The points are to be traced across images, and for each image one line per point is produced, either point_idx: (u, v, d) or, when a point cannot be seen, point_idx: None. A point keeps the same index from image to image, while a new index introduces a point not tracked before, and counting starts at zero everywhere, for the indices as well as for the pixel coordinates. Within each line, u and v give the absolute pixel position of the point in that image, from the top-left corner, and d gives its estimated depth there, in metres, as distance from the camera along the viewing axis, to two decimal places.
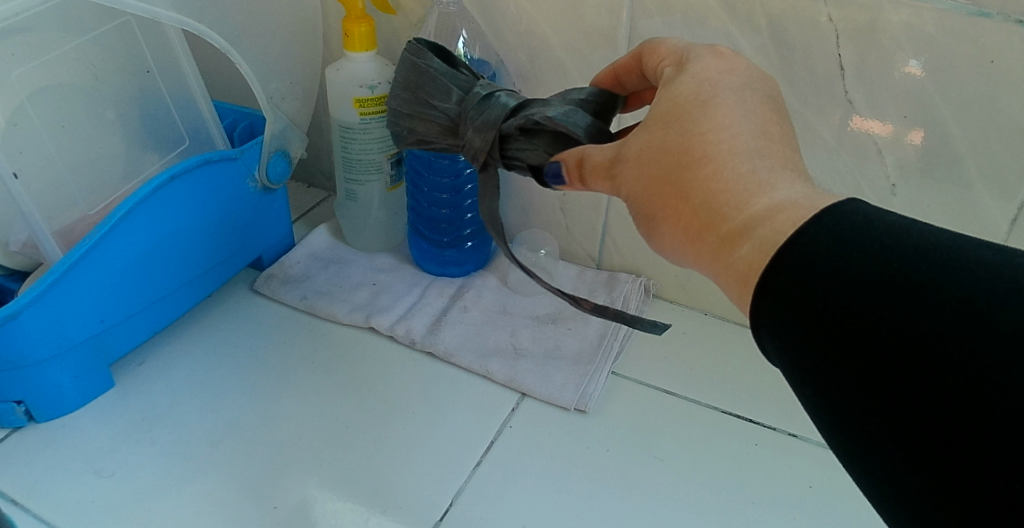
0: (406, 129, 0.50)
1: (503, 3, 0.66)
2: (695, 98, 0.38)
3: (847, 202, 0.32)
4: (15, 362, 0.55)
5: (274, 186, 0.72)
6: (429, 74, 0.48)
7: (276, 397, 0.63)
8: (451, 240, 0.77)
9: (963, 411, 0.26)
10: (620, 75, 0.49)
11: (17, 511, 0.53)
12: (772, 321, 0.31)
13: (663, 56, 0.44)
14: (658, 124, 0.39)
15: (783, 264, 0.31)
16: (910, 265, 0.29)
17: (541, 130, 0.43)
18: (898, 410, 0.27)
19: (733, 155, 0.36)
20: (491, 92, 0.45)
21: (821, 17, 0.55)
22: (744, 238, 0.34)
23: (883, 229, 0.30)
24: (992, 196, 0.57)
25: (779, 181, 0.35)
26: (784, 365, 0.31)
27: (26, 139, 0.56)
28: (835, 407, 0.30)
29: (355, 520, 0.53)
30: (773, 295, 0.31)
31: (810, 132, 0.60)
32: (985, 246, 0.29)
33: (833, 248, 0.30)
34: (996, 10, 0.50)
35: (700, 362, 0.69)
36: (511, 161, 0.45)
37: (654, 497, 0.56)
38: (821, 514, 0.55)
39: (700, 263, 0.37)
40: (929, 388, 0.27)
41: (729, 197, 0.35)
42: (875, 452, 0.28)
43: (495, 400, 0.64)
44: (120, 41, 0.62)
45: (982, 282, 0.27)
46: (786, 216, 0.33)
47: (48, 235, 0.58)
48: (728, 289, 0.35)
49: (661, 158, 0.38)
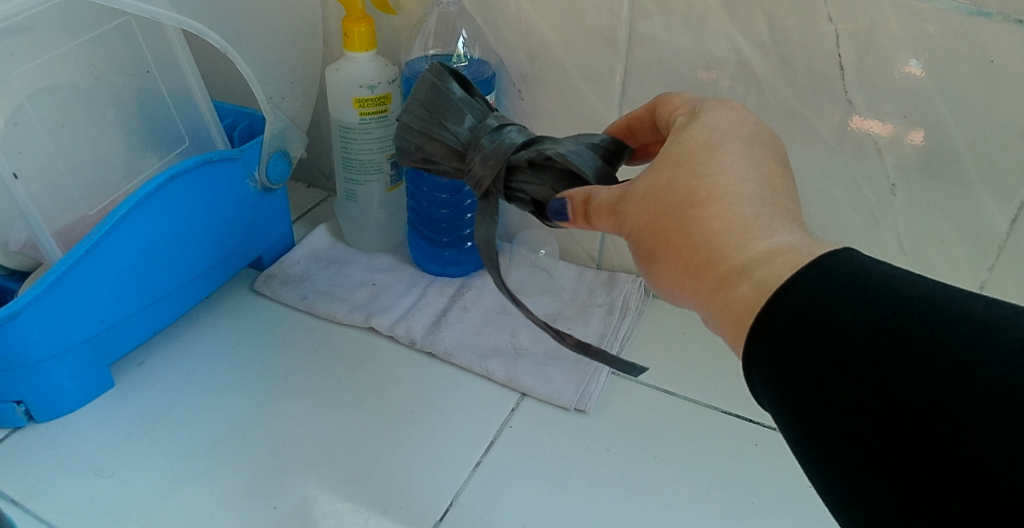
0: (414, 146, 0.49)
1: (503, 5, 0.66)
2: (704, 143, 0.38)
3: (843, 251, 0.32)
4: (15, 362, 0.55)
5: (274, 186, 0.72)
6: (446, 96, 0.47)
7: (276, 396, 0.63)
8: (451, 240, 0.77)
9: (953, 462, 0.26)
10: (633, 126, 0.49)
11: (16, 510, 0.53)
12: (764, 360, 0.31)
13: (676, 107, 0.44)
14: (666, 163, 0.39)
15: (778, 309, 0.31)
16: (902, 313, 0.29)
17: (550, 165, 0.44)
18: (888, 457, 0.27)
19: (738, 199, 0.36)
20: (502, 125, 0.45)
21: (822, 17, 0.55)
22: (742, 277, 0.34)
23: (877, 277, 0.30)
24: (992, 196, 0.57)
25: (780, 227, 0.35)
26: (774, 407, 0.31)
27: (25, 139, 0.56)
28: (823, 453, 0.29)
29: (354, 520, 0.53)
30: (766, 335, 0.31)
31: (810, 131, 0.60)
32: (976, 297, 0.29)
33: (827, 293, 0.30)
34: (996, 10, 0.50)
35: (700, 362, 0.69)
36: (513, 192, 0.44)
37: (654, 495, 0.56)
38: (821, 512, 0.55)
39: (697, 301, 0.37)
40: (919, 436, 0.27)
41: (730, 237, 0.35)
42: (863, 500, 0.28)
43: (495, 400, 0.64)
44: (120, 41, 0.62)
45: (973, 334, 0.27)
46: (785, 260, 0.33)
47: (48, 235, 0.58)
48: (722, 328, 0.35)
49: (667, 196, 0.38)
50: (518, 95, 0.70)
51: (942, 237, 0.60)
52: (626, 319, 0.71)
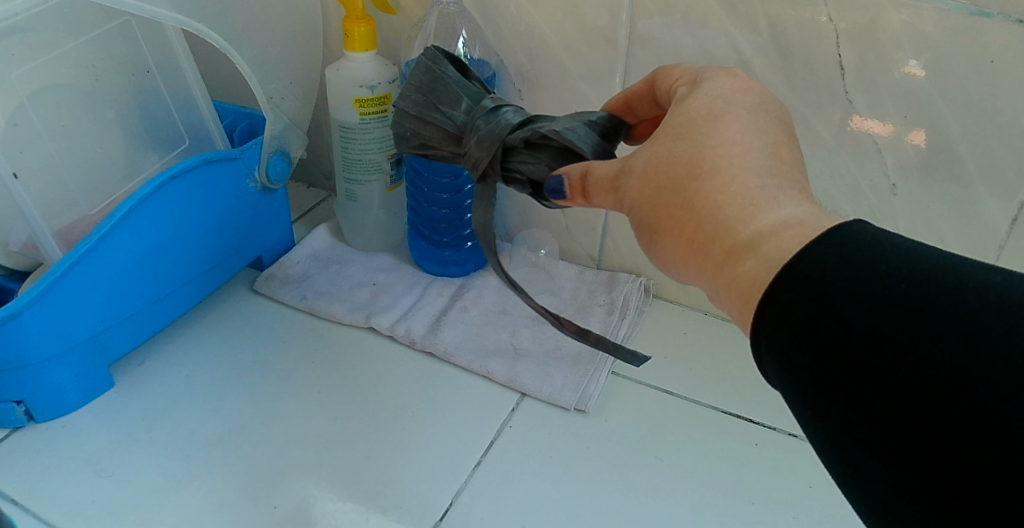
0: (410, 131, 0.49)
1: (503, 4, 0.66)
2: (707, 113, 0.39)
3: (853, 223, 0.32)
4: (16, 362, 0.55)
5: (274, 186, 0.72)
6: (443, 80, 0.48)
7: (274, 397, 0.63)
8: (451, 240, 0.77)
9: (969, 438, 0.26)
10: (632, 101, 0.49)
11: (16, 511, 0.53)
12: (772, 339, 0.31)
13: (676, 79, 0.45)
14: (668, 137, 0.39)
15: (786, 284, 0.31)
16: (916, 286, 0.28)
17: (546, 144, 0.44)
18: (898, 434, 0.27)
19: (743, 171, 0.36)
20: (498, 106, 0.46)
21: (821, 17, 0.55)
22: (748, 252, 0.34)
23: (889, 249, 0.30)
24: (992, 196, 0.57)
25: (785, 200, 0.35)
26: (782, 384, 0.31)
27: (26, 139, 0.56)
28: (831, 426, 0.29)
29: (355, 520, 0.53)
30: (775, 308, 0.31)
31: (809, 132, 0.60)
32: (992, 269, 0.29)
33: (838, 267, 0.30)
34: (996, 10, 0.50)
35: (700, 363, 0.68)
36: (510, 174, 0.45)
37: (653, 497, 0.56)
38: (821, 514, 0.55)
39: (703, 277, 0.37)
40: (932, 413, 0.26)
41: (735, 211, 0.35)
42: (872, 475, 0.28)
43: (494, 401, 0.64)
44: (120, 41, 0.62)
45: (990, 307, 0.27)
46: (793, 233, 0.33)
47: (48, 234, 0.58)
48: (728, 303, 0.35)
49: (670, 168, 0.38)
50: (518, 95, 0.70)
51: (942, 237, 0.60)
52: (626, 319, 0.71)
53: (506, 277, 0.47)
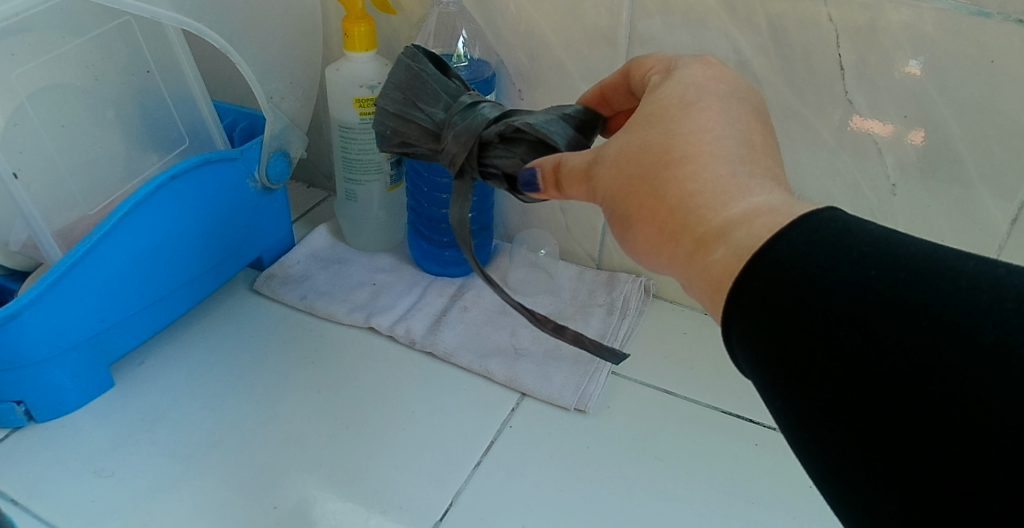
0: (391, 130, 0.49)
1: (503, 4, 0.66)
2: (679, 102, 0.39)
3: (825, 210, 0.32)
4: (15, 362, 0.55)
5: (274, 185, 0.71)
6: (421, 78, 0.48)
7: (275, 397, 0.63)
8: (450, 240, 0.76)
9: (945, 428, 0.25)
10: (607, 93, 0.49)
11: (16, 510, 0.53)
12: (745, 329, 0.31)
13: (650, 67, 0.45)
14: (639, 126, 0.40)
15: (759, 271, 0.31)
16: (888, 273, 0.28)
17: (521, 138, 0.44)
18: (872, 423, 0.27)
19: (713, 158, 0.36)
20: (476, 102, 0.45)
21: (822, 17, 0.55)
22: (720, 241, 0.34)
23: (860, 236, 0.30)
24: (992, 195, 0.57)
25: (758, 188, 0.35)
26: (756, 375, 0.31)
27: (26, 140, 0.56)
28: (807, 420, 0.29)
29: (354, 520, 0.53)
30: (748, 297, 0.31)
31: (810, 132, 0.60)
32: (964, 255, 0.29)
33: (809, 255, 0.30)
34: (996, 10, 0.50)
35: (701, 364, 0.68)
36: (487, 168, 0.45)
37: (653, 498, 0.56)
38: (821, 514, 0.55)
39: (675, 266, 0.37)
40: (905, 402, 0.26)
41: (706, 200, 0.35)
42: (846, 466, 0.28)
43: (495, 400, 0.64)
44: (120, 41, 0.62)
45: (961, 293, 0.27)
46: (763, 221, 0.33)
47: (48, 234, 0.58)
48: (700, 294, 0.35)
49: (641, 156, 0.38)
50: (518, 95, 0.70)
51: (942, 237, 0.60)
52: (626, 319, 0.71)
53: (482, 272, 0.46)
